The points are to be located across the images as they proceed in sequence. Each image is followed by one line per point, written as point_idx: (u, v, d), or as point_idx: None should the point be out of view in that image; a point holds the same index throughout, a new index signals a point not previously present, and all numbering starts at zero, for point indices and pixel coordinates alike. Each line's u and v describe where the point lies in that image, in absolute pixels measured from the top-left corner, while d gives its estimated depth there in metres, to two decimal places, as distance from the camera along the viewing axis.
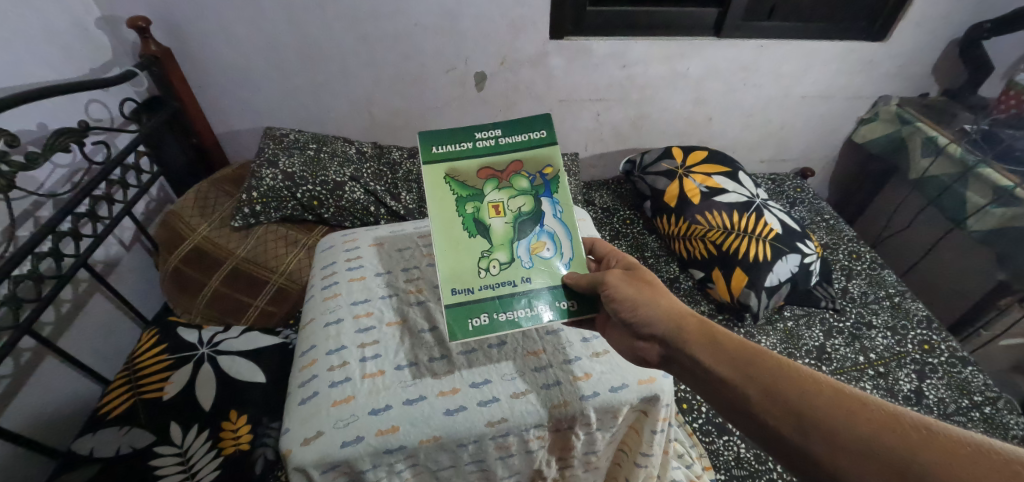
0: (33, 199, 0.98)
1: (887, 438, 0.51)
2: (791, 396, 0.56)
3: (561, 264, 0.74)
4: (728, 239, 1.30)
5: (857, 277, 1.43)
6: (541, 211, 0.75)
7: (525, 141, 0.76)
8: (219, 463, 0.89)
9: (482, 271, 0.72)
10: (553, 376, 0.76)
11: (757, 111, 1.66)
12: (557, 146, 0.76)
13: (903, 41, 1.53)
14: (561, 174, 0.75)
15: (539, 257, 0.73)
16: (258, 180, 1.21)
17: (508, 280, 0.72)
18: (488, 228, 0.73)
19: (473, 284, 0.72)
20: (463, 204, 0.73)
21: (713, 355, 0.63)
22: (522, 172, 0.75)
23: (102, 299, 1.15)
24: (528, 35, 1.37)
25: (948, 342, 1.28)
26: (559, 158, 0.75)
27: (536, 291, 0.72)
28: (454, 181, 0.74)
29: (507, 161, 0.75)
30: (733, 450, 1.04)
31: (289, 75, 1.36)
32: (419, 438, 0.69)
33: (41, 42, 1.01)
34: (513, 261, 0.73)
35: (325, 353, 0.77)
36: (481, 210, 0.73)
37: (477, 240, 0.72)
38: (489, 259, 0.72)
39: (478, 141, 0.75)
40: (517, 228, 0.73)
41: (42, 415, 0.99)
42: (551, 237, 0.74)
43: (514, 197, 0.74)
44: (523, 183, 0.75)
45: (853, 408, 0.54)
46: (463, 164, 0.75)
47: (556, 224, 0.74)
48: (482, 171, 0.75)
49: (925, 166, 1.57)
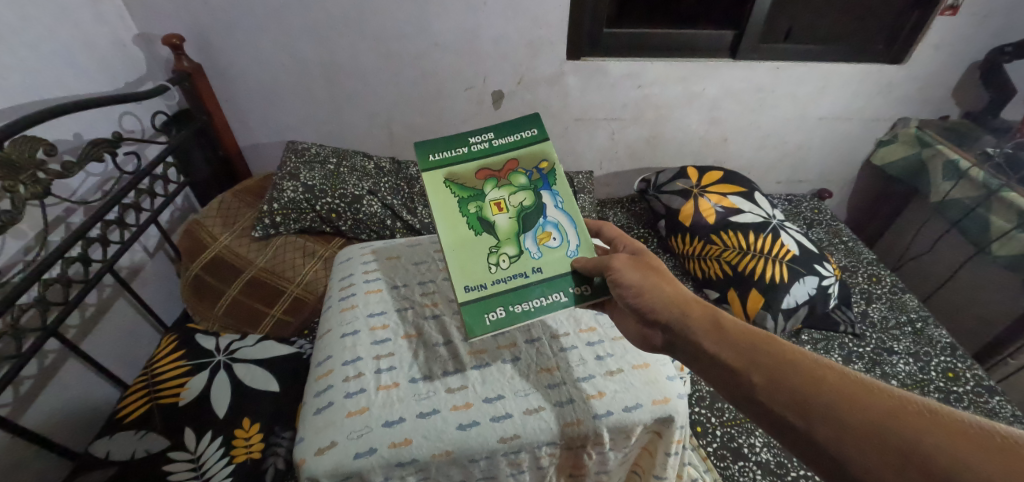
0: (65, 206, 1.02)
1: (893, 424, 0.49)
2: (799, 384, 0.55)
3: (570, 252, 0.75)
4: (744, 260, 1.28)
5: (877, 300, 1.40)
6: (543, 204, 0.76)
7: (517, 140, 0.79)
8: (230, 470, 0.90)
9: (493, 267, 0.72)
10: (566, 393, 0.75)
11: (773, 132, 1.66)
12: (550, 141, 0.79)
13: (922, 64, 1.52)
14: (557, 166, 0.77)
15: (547, 247, 0.74)
16: (280, 192, 1.25)
17: (519, 273, 0.73)
18: (494, 224, 0.74)
19: (486, 280, 0.72)
20: (466, 205, 0.74)
21: (718, 343, 0.62)
22: (518, 169, 0.77)
23: (126, 304, 1.18)
24: (546, 55, 1.40)
25: (974, 370, 1.24)
26: (553, 152, 0.78)
27: (548, 279, 0.73)
28: (454, 185, 0.75)
29: (503, 161, 0.77)
30: (749, 476, 1.02)
31: (313, 92, 1.40)
32: (432, 452, 0.68)
33: (81, 56, 1.07)
34: (522, 253, 0.73)
35: (341, 363, 0.77)
36: (483, 209, 0.74)
37: (484, 237, 0.73)
38: (498, 254, 0.73)
39: (472, 145, 0.77)
40: (522, 220, 0.74)
41: (61, 415, 1.01)
42: (556, 226, 0.75)
43: (514, 193, 0.75)
44: (522, 179, 0.76)
45: (860, 394, 0.52)
46: (460, 167, 0.76)
47: (559, 214, 0.76)
48: (480, 172, 0.76)
49: (947, 189, 1.54)
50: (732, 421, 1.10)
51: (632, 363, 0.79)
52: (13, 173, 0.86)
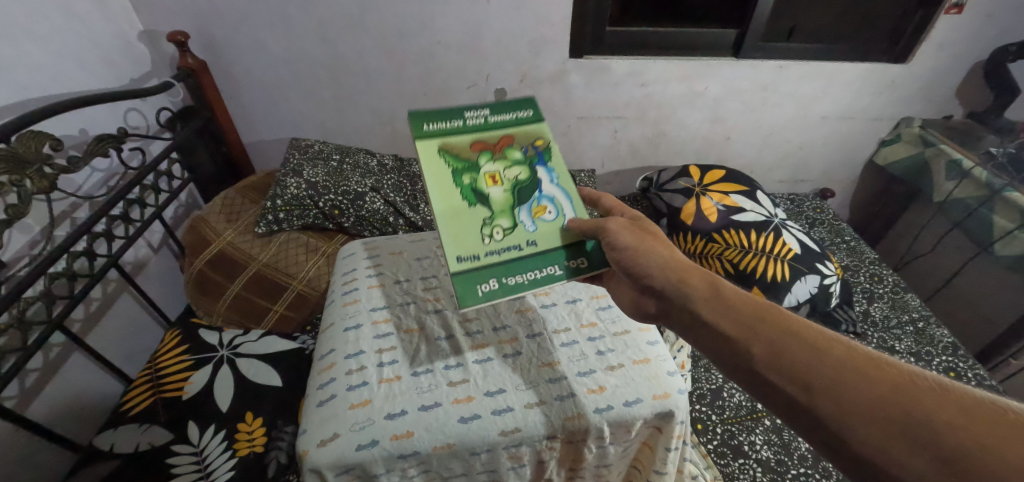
0: (71, 201, 1.03)
1: (889, 395, 0.50)
2: (802, 353, 0.55)
3: (564, 225, 0.76)
4: (745, 258, 1.28)
5: (879, 300, 1.40)
6: (538, 179, 0.77)
7: (512, 119, 0.80)
8: (233, 463, 0.90)
9: (486, 239, 0.72)
10: (567, 387, 0.75)
11: (776, 131, 1.66)
12: (545, 124, 0.82)
13: (926, 64, 1.52)
14: (552, 145, 0.80)
15: (542, 221, 0.75)
16: (283, 188, 1.26)
17: (513, 245, 0.73)
18: (487, 195, 0.74)
19: (480, 251, 0.71)
20: (460, 176, 0.73)
21: (722, 314, 0.62)
22: (514, 145, 0.78)
23: (130, 299, 1.19)
24: (549, 53, 1.40)
25: (975, 369, 1.24)
26: (548, 133, 0.80)
27: (542, 252, 0.74)
28: (448, 153, 0.74)
29: (498, 137, 0.78)
30: (749, 474, 1.02)
31: (316, 90, 1.41)
32: (433, 444, 0.69)
33: (88, 52, 1.07)
34: (516, 226, 0.74)
35: (343, 357, 0.78)
36: (478, 181, 0.74)
37: (478, 208, 0.73)
38: (492, 226, 0.72)
39: (468, 118, 0.77)
40: (517, 194, 0.75)
41: (66, 408, 1.02)
42: (551, 200, 0.77)
43: (509, 168, 0.76)
44: (517, 155, 0.77)
45: (857, 365, 0.53)
46: (455, 138, 0.76)
47: (554, 189, 0.77)
48: (475, 144, 0.76)
49: (950, 189, 1.53)
50: (732, 418, 1.10)
51: (632, 358, 0.79)
52: (19, 167, 0.86)
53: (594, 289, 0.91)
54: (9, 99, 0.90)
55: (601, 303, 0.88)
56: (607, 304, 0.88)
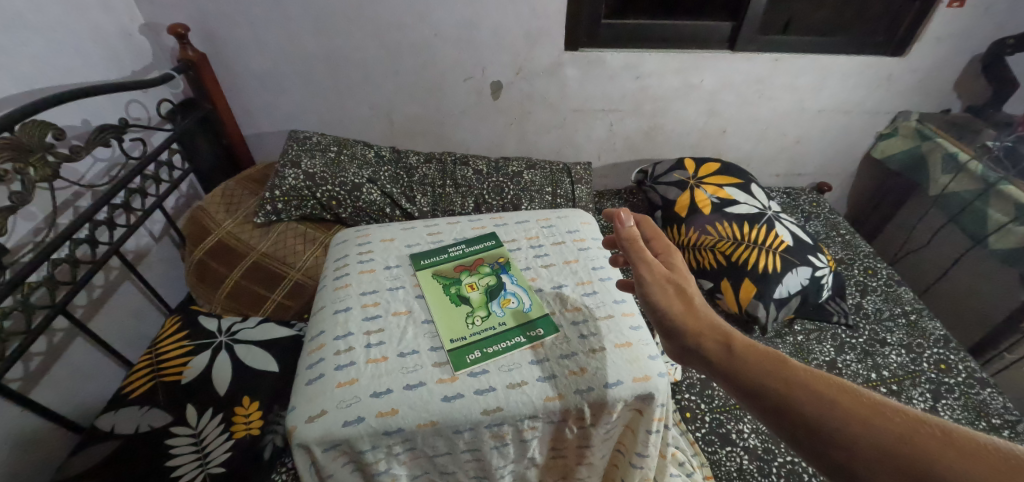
0: (74, 189, 1.06)
1: (905, 447, 0.49)
2: (808, 404, 0.55)
3: (525, 308, 0.85)
4: (737, 250, 1.29)
5: (872, 293, 1.41)
6: (504, 281, 0.90)
7: (482, 248, 0.97)
8: (230, 445, 0.94)
9: (470, 324, 0.82)
10: (549, 369, 0.76)
11: (772, 125, 1.67)
12: (505, 246, 0.98)
13: (923, 57, 1.51)
14: (512, 259, 0.95)
15: (510, 308, 0.84)
16: (281, 179, 1.28)
17: (489, 326, 0.82)
18: (468, 298, 0.86)
19: (466, 332, 0.80)
20: (448, 287, 0.88)
21: (727, 351, 0.63)
22: (484, 264, 0.93)
23: (132, 286, 1.22)
24: (543, 45, 1.41)
25: (966, 362, 1.24)
26: (507, 252, 0.96)
27: (510, 329, 0.81)
28: (439, 276, 0.90)
29: (472, 259, 0.94)
30: (735, 461, 1.03)
31: (315, 82, 1.43)
32: (417, 422, 0.71)
33: (90, 45, 1.10)
34: (490, 314, 0.83)
35: (333, 338, 0.80)
36: (461, 289, 0.88)
37: (462, 307, 0.85)
38: (472, 316, 0.83)
39: (451, 252, 0.96)
40: (489, 294, 0.87)
41: (70, 391, 1.06)
42: (514, 294, 0.87)
43: (482, 277, 0.90)
44: (487, 269, 0.92)
45: (867, 414, 0.52)
46: (443, 265, 0.93)
47: (516, 287, 0.89)
48: (457, 267, 0.92)
49: (946, 183, 1.54)
50: (721, 407, 1.12)
51: (614, 342, 0.80)
52: (23, 155, 0.89)
53: (580, 275, 0.92)
54: (11, 89, 0.92)
55: (586, 289, 0.89)
56: (593, 290, 0.89)
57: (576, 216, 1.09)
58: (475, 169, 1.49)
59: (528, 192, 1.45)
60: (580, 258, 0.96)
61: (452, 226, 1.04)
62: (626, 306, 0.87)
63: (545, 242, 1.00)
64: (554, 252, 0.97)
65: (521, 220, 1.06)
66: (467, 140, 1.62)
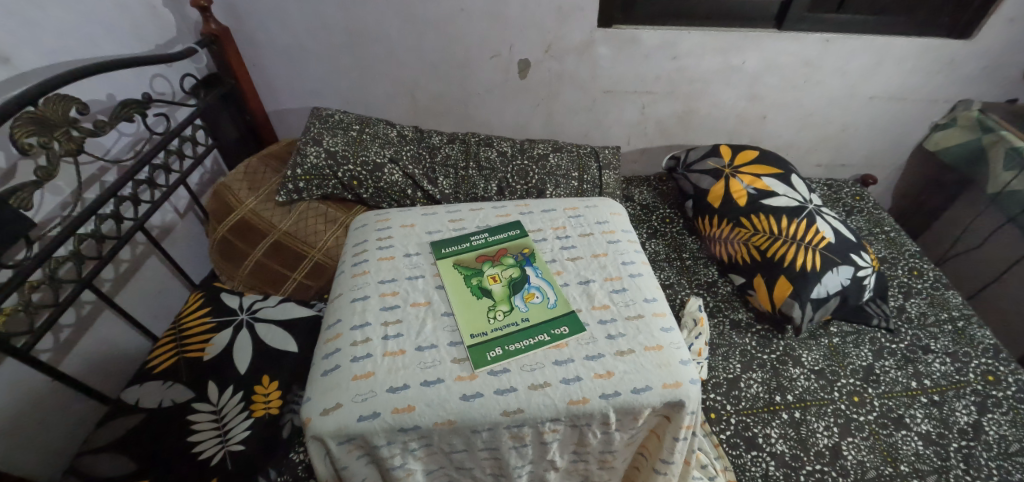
0: (100, 164, 1.06)
1: None
2: None
3: (549, 305, 0.81)
4: (774, 245, 1.22)
5: (916, 295, 1.32)
6: (527, 274, 0.86)
7: (505, 237, 0.94)
8: (249, 423, 0.94)
9: (491, 318, 0.79)
10: (574, 370, 0.73)
11: (817, 111, 1.56)
12: (529, 237, 0.94)
13: (993, 41, 1.38)
14: (537, 252, 0.90)
15: (533, 304, 0.81)
16: (303, 157, 1.26)
17: (511, 321, 0.79)
18: (490, 291, 0.83)
19: (487, 328, 0.77)
20: (469, 279, 0.85)
21: None
22: (507, 254, 0.90)
23: (157, 261, 1.23)
24: (575, 21, 1.33)
25: (1017, 375, 1.15)
26: (533, 243, 0.92)
27: (532, 326, 0.78)
28: (460, 266, 0.87)
29: (495, 250, 0.91)
30: (761, 467, 0.99)
31: (338, 57, 1.39)
32: (434, 420, 0.69)
33: (115, 16, 1.08)
34: (512, 309, 0.81)
35: (349, 328, 0.78)
36: (483, 281, 0.84)
37: (483, 300, 0.82)
38: (494, 310, 0.80)
39: (474, 241, 0.93)
40: (512, 287, 0.84)
41: (97, 362, 1.08)
42: (538, 288, 0.84)
43: (505, 269, 0.87)
44: (510, 260, 0.89)
45: None
46: (465, 255, 0.89)
47: (540, 281, 0.85)
48: (479, 257, 0.89)
49: (1006, 180, 1.42)
50: (748, 409, 1.07)
51: (644, 344, 0.76)
52: (48, 130, 0.88)
53: (609, 270, 0.88)
54: (36, 64, 0.92)
55: (615, 285, 0.85)
56: (622, 286, 0.85)
57: (606, 206, 1.04)
58: (500, 151, 1.44)
59: (554, 177, 1.39)
60: (610, 251, 0.92)
61: (475, 212, 1.00)
62: (657, 306, 0.83)
63: (572, 233, 0.96)
64: (581, 244, 0.93)
65: (547, 209, 1.02)
66: (493, 119, 1.57)
